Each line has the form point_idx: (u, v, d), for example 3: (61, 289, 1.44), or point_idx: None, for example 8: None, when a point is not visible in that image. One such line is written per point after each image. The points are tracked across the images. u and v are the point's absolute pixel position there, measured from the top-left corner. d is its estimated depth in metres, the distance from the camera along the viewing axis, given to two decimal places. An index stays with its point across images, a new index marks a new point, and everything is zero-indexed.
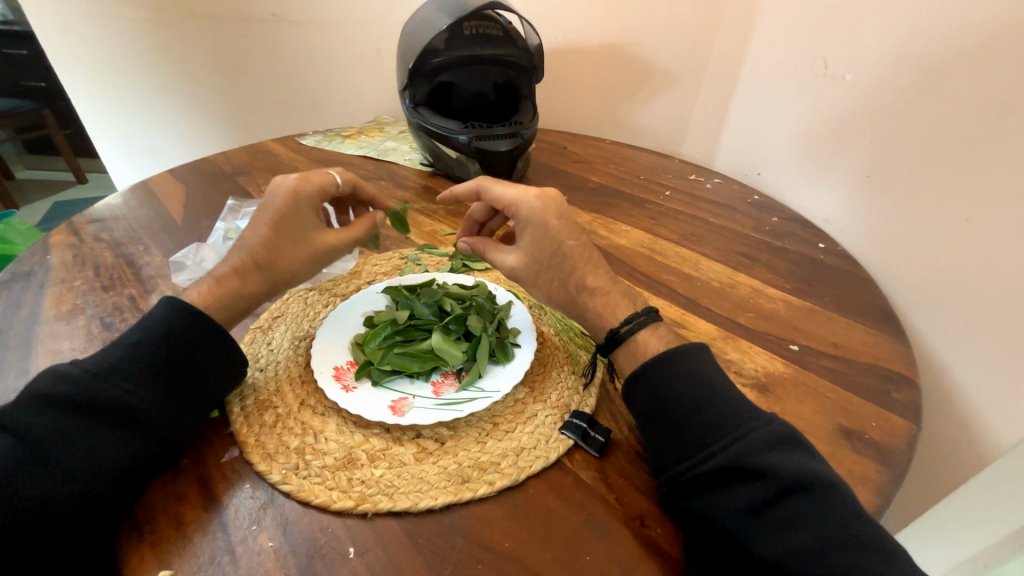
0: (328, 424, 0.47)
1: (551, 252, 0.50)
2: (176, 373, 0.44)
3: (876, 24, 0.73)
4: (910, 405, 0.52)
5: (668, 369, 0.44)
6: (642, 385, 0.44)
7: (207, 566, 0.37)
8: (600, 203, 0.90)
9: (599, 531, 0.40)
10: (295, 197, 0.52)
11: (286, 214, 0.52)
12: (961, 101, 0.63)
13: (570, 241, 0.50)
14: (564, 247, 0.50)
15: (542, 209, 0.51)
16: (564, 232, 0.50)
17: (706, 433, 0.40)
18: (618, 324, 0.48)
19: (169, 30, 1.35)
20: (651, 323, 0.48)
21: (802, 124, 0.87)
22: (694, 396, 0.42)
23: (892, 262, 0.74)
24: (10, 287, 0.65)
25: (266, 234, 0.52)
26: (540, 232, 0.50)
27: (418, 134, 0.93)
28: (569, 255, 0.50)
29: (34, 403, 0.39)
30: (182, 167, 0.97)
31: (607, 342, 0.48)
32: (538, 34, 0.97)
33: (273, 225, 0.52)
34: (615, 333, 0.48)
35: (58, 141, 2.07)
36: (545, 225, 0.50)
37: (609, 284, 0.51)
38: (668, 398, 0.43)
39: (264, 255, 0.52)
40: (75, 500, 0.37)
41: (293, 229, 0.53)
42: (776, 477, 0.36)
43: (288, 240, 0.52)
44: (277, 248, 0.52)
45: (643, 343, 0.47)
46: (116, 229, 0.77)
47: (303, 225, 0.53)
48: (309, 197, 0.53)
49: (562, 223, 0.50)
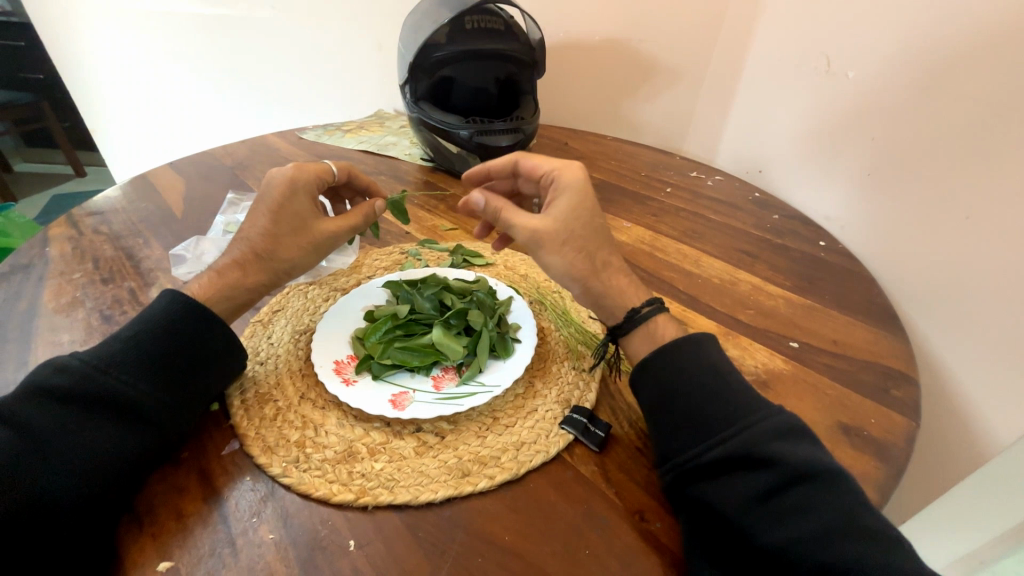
0: (328, 418, 0.47)
1: (587, 221, 0.50)
2: (176, 366, 0.44)
3: (878, 22, 0.73)
4: (910, 402, 0.52)
5: (673, 360, 0.44)
6: (649, 376, 0.44)
7: (207, 558, 0.37)
8: (601, 199, 0.90)
9: (600, 525, 0.40)
10: (292, 185, 0.53)
11: (285, 204, 0.53)
12: (962, 99, 0.63)
13: (598, 219, 0.51)
14: (597, 220, 0.50)
15: (584, 181, 0.51)
16: (596, 210, 0.51)
17: (711, 423, 0.40)
18: (637, 305, 0.49)
19: (164, 25, 1.38)
20: (661, 313, 0.48)
21: (803, 121, 0.88)
22: (700, 387, 0.42)
23: (892, 259, 0.74)
24: (9, 279, 0.65)
25: (266, 223, 0.52)
26: (579, 202, 0.50)
27: (418, 129, 0.93)
28: (599, 229, 0.50)
29: (34, 395, 0.39)
30: (182, 161, 0.96)
31: (624, 322, 0.48)
32: (539, 30, 0.97)
33: (274, 215, 0.52)
34: (633, 313, 0.48)
35: (58, 134, 2.08)
36: (584, 198, 0.50)
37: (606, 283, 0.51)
38: (674, 389, 0.43)
39: (262, 244, 0.52)
40: (75, 492, 0.37)
41: (293, 217, 0.53)
42: (783, 465, 0.37)
43: (286, 228, 0.53)
44: (275, 237, 0.52)
45: (662, 327, 0.48)
46: (115, 222, 0.77)
47: (302, 214, 0.54)
48: (304, 184, 0.54)
49: (594, 198, 0.51)
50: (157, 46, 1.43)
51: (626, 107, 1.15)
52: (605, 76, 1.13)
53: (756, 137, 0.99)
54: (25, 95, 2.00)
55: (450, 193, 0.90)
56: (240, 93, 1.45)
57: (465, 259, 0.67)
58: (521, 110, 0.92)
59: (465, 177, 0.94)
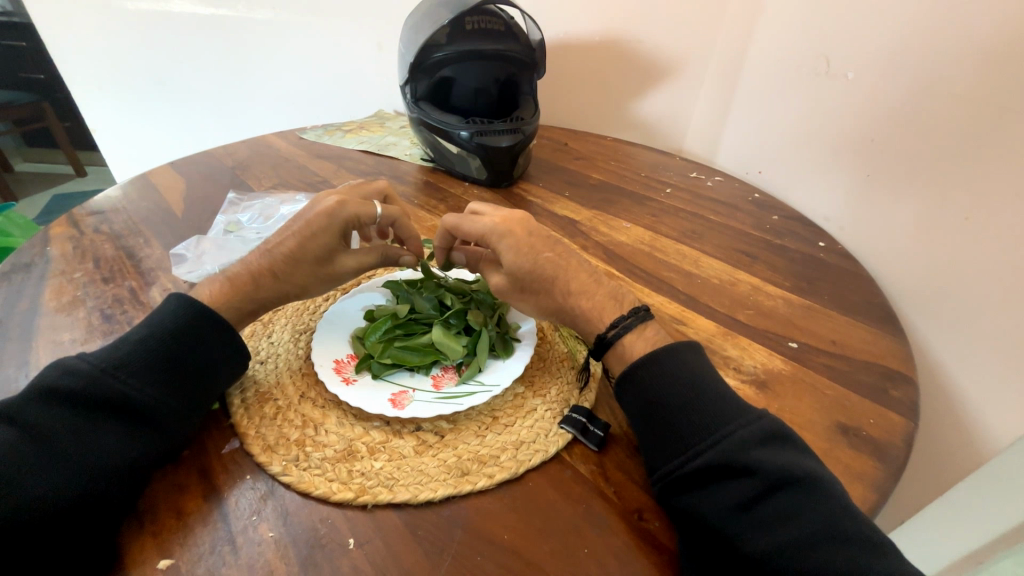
0: (329, 417, 0.47)
1: (529, 270, 0.50)
2: (180, 370, 0.44)
3: (880, 23, 0.73)
4: (908, 403, 0.52)
5: (658, 369, 0.44)
6: (631, 385, 0.45)
7: (207, 556, 0.37)
8: (601, 199, 0.90)
9: (597, 523, 0.40)
10: (329, 217, 0.53)
11: (316, 234, 0.52)
12: (958, 102, 0.64)
13: (545, 253, 0.51)
14: (540, 260, 0.51)
15: (510, 232, 0.52)
16: (537, 247, 0.51)
17: (694, 431, 0.41)
18: (603, 328, 0.49)
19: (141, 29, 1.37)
20: (638, 324, 0.48)
21: (802, 123, 0.87)
22: (682, 396, 0.42)
23: (893, 261, 0.74)
24: (10, 278, 0.65)
25: (291, 245, 0.52)
26: (513, 253, 0.51)
27: (419, 129, 0.94)
28: (547, 267, 0.50)
29: (43, 397, 0.39)
30: (184, 159, 0.97)
31: (596, 345, 0.49)
32: (540, 30, 0.96)
33: (302, 239, 0.52)
34: (603, 337, 0.48)
35: (58, 134, 2.09)
36: (517, 246, 0.51)
37: (594, 288, 0.51)
38: (658, 401, 0.43)
39: (282, 265, 0.52)
40: (77, 494, 0.36)
41: (318, 249, 0.53)
42: (763, 473, 0.37)
43: (309, 257, 0.53)
44: (295, 263, 0.52)
45: (629, 346, 0.47)
46: (116, 221, 0.77)
47: (329, 248, 0.53)
48: (342, 220, 0.53)
49: (532, 239, 0.52)
50: (157, 46, 1.39)
51: (626, 106, 1.16)
52: (605, 77, 1.13)
53: (753, 138, 0.99)
54: (25, 94, 1.99)
55: (451, 194, 0.90)
56: (245, 85, 1.42)
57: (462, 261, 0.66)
58: (521, 110, 0.92)
59: (465, 178, 0.94)
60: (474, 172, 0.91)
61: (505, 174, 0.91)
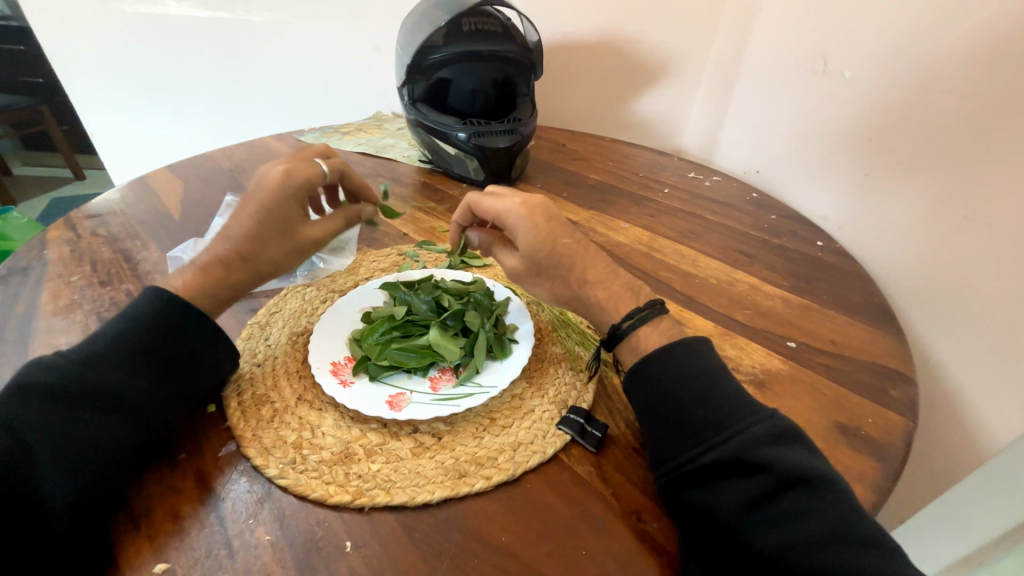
0: (325, 419, 0.47)
1: (546, 253, 0.50)
2: (176, 373, 0.45)
3: (877, 22, 0.73)
4: (907, 402, 0.52)
5: (667, 366, 0.44)
6: (642, 379, 0.45)
7: (204, 559, 0.37)
8: (599, 200, 0.90)
9: (596, 525, 0.40)
10: (281, 188, 0.52)
11: (272, 208, 0.52)
12: (957, 100, 0.64)
13: (563, 239, 0.51)
14: (559, 245, 0.50)
15: (530, 215, 0.51)
16: (556, 232, 0.51)
17: (702, 428, 0.40)
18: (619, 320, 0.49)
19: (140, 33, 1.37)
20: (653, 318, 0.48)
21: (800, 122, 0.87)
22: (693, 393, 0.42)
23: (892, 260, 0.74)
24: (6, 282, 0.65)
25: (251, 224, 0.51)
26: (531, 237, 0.51)
27: (417, 130, 0.93)
28: (564, 253, 0.50)
29: (35, 398, 0.39)
30: (182, 162, 0.97)
31: (608, 338, 0.49)
32: (537, 32, 0.97)
33: (260, 216, 0.51)
34: (616, 329, 0.48)
35: (56, 138, 2.10)
36: (533, 229, 0.51)
37: (610, 279, 0.51)
38: (671, 398, 0.43)
39: (248, 245, 0.52)
40: (73, 497, 0.36)
41: (279, 221, 0.52)
42: (775, 470, 0.37)
43: (272, 232, 0.52)
44: (260, 240, 0.52)
45: (643, 339, 0.47)
46: (114, 224, 0.77)
47: (288, 219, 0.53)
48: (295, 187, 0.53)
49: (551, 224, 0.51)
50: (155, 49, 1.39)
51: (623, 107, 1.16)
52: (603, 77, 1.13)
53: (750, 137, 0.99)
54: (23, 98, 2.00)
55: (449, 195, 0.90)
56: (243, 88, 1.42)
57: (463, 261, 0.65)
58: (519, 111, 0.92)
59: (463, 179, 0.94)
60: (472, 173, 0.91)
61: (503, 174, 0.91)
